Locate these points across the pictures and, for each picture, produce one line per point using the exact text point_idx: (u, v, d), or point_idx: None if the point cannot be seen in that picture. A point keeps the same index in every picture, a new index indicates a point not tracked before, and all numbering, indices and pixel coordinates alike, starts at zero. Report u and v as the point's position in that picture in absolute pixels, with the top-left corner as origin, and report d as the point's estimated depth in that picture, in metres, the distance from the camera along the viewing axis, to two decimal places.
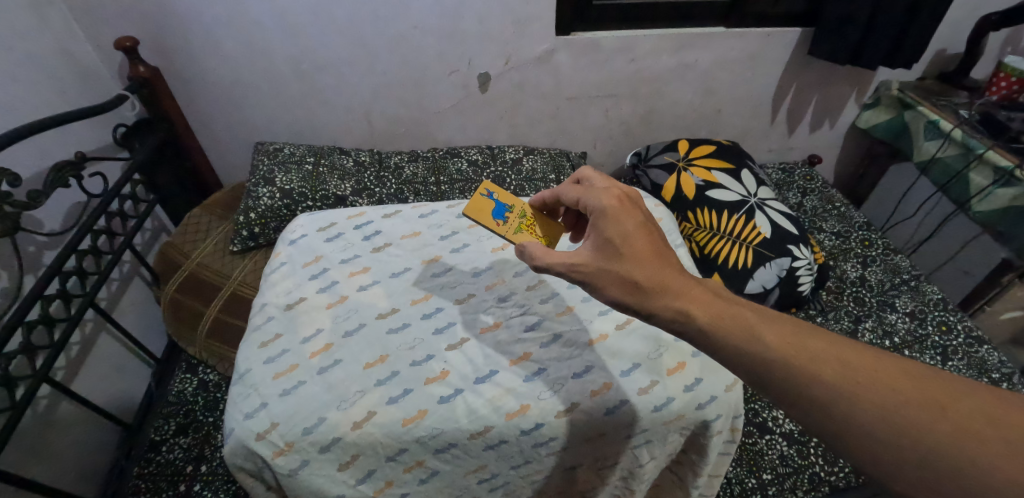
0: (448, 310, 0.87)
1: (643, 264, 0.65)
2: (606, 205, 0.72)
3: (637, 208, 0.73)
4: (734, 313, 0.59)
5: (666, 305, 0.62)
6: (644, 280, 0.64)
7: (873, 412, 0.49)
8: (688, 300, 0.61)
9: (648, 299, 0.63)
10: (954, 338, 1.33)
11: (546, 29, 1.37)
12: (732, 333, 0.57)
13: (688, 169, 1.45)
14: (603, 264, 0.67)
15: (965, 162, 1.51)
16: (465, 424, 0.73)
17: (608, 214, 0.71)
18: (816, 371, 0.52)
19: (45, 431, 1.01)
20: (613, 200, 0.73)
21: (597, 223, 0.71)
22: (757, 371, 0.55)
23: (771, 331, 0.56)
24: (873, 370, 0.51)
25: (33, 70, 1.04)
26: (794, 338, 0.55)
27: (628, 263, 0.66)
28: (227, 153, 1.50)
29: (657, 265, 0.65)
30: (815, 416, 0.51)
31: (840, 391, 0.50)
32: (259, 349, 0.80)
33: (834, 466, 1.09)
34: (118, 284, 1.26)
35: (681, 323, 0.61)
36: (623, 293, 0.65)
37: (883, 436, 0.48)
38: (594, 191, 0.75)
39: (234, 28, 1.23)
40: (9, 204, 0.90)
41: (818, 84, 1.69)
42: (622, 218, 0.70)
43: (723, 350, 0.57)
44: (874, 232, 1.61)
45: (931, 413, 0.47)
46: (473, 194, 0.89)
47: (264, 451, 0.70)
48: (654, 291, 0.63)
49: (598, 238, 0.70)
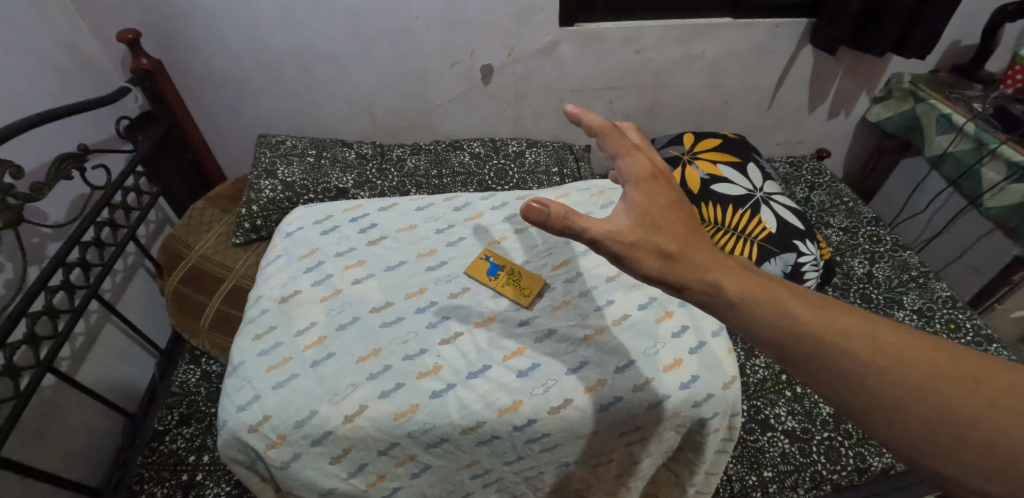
0: (442, 304, 0.86)
1: (676, 238, 0.63)
2: (639, 174, 0.66)
3: (669, 184, 0.67)
4: (764, 290, 0.58)
5: (693, 277, 0.61)
6: (677, 251, 0.62)
7: (902, 388, 0.49)
8: (718, 274, 0.60)
9: (681, 273, 0.61)
10: (963, 336, 1.31)
11: (549, 21, 1.35)
12: (762, 306, 0.57)
13: (693, 162, 1.43)
14: (646, 236, 0.62)
15: (977, 157, 1.49)
16: (457, 420, 0.73)
17: (644, 186, 0.65)
18: (845, 345, 0.52)
19: (51, 420, 1.03)
20: (648, 172, 0.66)
21: (629, 192, 0.65)
22: (785, 344, 0.54)
23: (800, 306, 0.56)
24: (907, 347, 0.50)
25: (38, 63, 1.05)
26: (826, 315, 0.54)
27: (666, 236, 0.63)
28: (231, 144, 1.50)
29: (691, 238, 0.63)
30: (843, 394, 0.51)
31: (869, 366, 0.50)
32: (253, 341, 0.81)
33: (837, 464, 1.08)
34: (123, 275, 1.28)
35: (712, 298, 0.60)
36: (657, 268, 0.61)
37: (912, 413, 0.48)
38: (634, 154, 0.67)
39: (236, 20, 1.22)
40: (13, 196, 0.90)
41: (828, 77, 1.65)
42: (658, 193, 0.65)
43: (750, 324, 0.57)
44: (883, 228, 1.58)
45: (965, 388, 0.47)
46: (474, 254, 0.95)
47: (257, 443, 0.70)
48: (687, 264, 0.61)
49: (633, 207, 0.64)
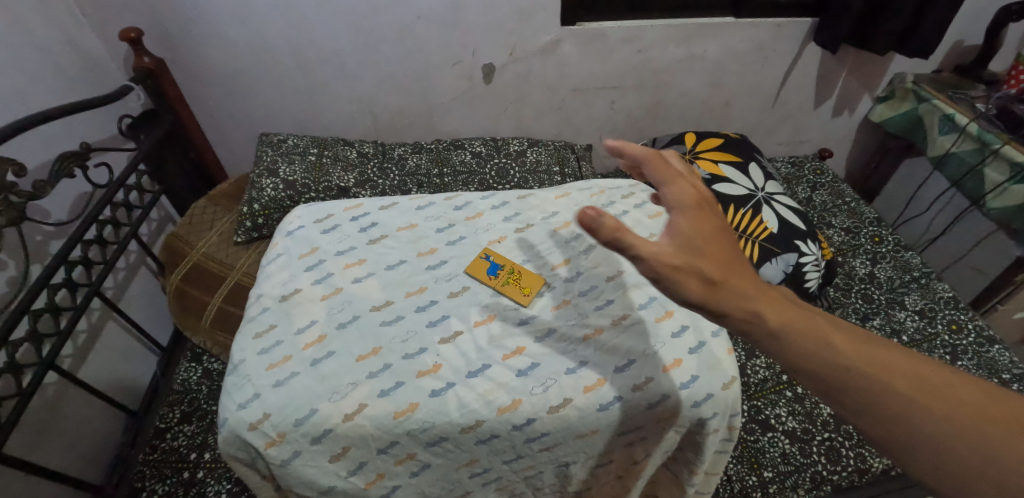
0: (442, 303, 0.86)
1: (720, 265, 0.59)
2: (684, 200, 0.61)
3: (714, 213, 0.63)
4: (804, 320, 0.56)
5: (734, 305, 0.57)
6: (719, 277, 0.58)
7: (945, 429, 0.49)
8: (760, 301, 0.57)
9: (724, 301, 0.57)
10: (964, 337, 1.30)
11: (551, 20, 1.35)
12: (804, 338, 0.55)
13: (694, 161, 1.42)
14: (690, 261, 0.58)
15: (980, 158, 1.48)
16: (456, 418, 0.73)
17: (688, 211, 0.61)
18: (889, 383, 0.52)
19: (53, 417, 1.03)
20: (694, 199, 0.62)
21: (674, 219, 0.61)
22: (827, 379, 0.53)
23: (841, 339, 0.54)
24: (948, 387, 0.51)
25: (41, 62, 1.05)
26: (864, 349, 0.54)
27: (708, 261, 0.59)
28: (233, 143, 1.50)
29: (733, 264, 0.60)
30: (886, 433, 0.51)
31: (912, 405, 0.50)
32: (253, 340, 0.81)
33: (837, 465, 1.08)
34: (125, 273, 1.28)
35: (752, 327, 0.56)
36: (698, 293, 0.57)
37: (953, 453, 0.49)
38: (681, 179, 0.62)
39: (237, 19, 1.22)
40: (16, 194, 0.90)
41: (831, 77, 1.65)
42: (701, 219, 0.61)
43: (791, 356, 0.55)
44: (885, 228, 1.58)
45: (1005, 432, 0.48)
46: (473, 253, 0.95)
47: (257, 441, 0.70)
48: (730, 291, 0.58)
49: (677, 233, 0.60)
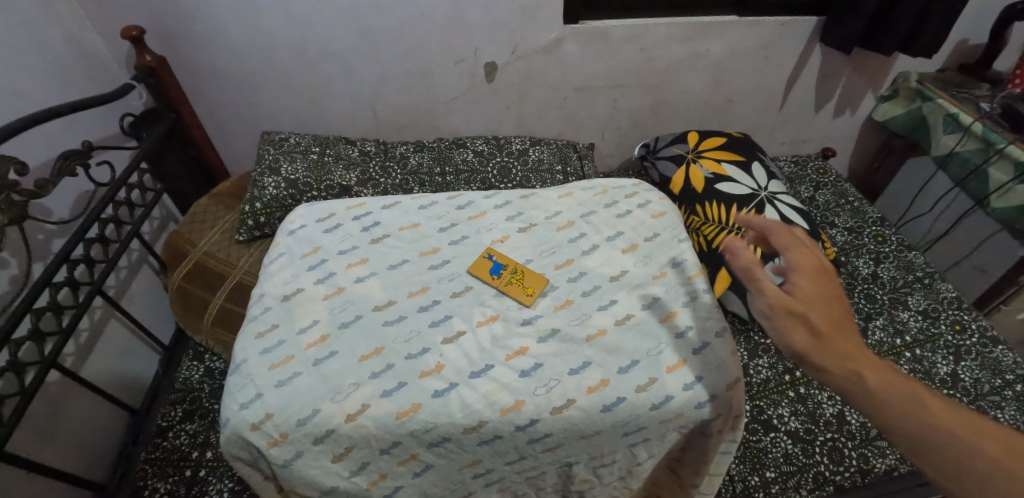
0: (445, 303, 0.86)
1: (832, 323, 0.60)
2: (806, 263, 0.64)
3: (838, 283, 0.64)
4: (913, 390, 0.55)
5: (839, 363, 0.57)
6: (831, 335, 0.59)
7: None
8: (865, 362, 0.57)
9: (829, 356, 0.58)
10: (968, 338, 1.30)
11: (554, 18, 1.34)
12: (909, 405, 0.54)
13: (697, 160, 1.42)
14: (806, 311, 0.61)
15: (985, 157, 1.48)
16: (459, 419, 0.73)
17: (807, 271, 0.63)
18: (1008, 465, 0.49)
19: (56, 415, 1.03)
20: (816, 264, 0.64)
21: (794, 277, 0.63)
22: (932, 453, 0.51)
23: (950, 414, 0.53)
24: None
25: (44, 60, 1.05)
26: (981, 428, 0.51)
27: (820, 318, 0.60)
28: (234, 141, 1.50)
29: (845, 328, 0.60)
30: None
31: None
32: (256, 340, 0.81)
33: (840, 466, 1.08)
34: (127, 271, 1.28)
35: (854, 386, 0.56)
36: (804, 344, 0.59)
37: None
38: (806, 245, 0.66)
39: (239, 17, 1.22)
40: (18, 193, 0.90)
41: (835, 75, 1.64)
42: (820, 280, 0.63)
43: (893, 420, 0.54)
44: (888, 228, 1.57)
45: None
46: (476, 253, 0.94)
47: (260, 442, 0.70)
48: (837, 348, 0.58)
49: (796, 288, 0.62)
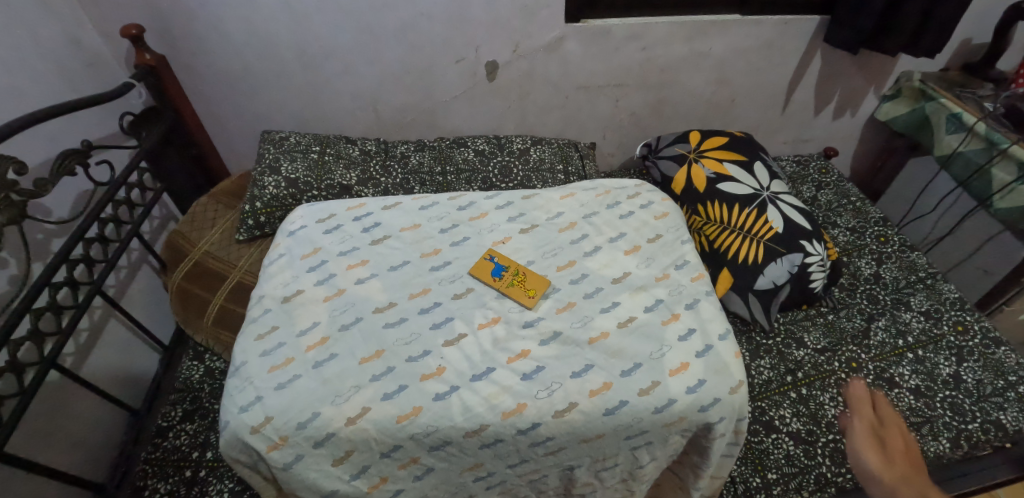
0: (446, 305, 0.86)
1: (908, 458, 0.78)
2: (890, 416, 0.85)
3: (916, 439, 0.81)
4: None
5: (906, 483, 0.72)
6: (900, 461, 0.77)
7: None
8: (923, 484, 0.72)
9: (897, 472, 0.74)
10: (971, 339, 1.29)
11: (556, 17, 1.34)
12: None
13: (699, 160, 1.41)
14: (881, 440, 0.81)
15: (988, 157, 1.47)
16: (460, 422, 0.72)
17: (888, 423, 0.84)
18: None
19: (56, 416, 1.03)
20: (897, 420, 0.84)
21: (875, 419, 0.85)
22: None
23: None
24: None
25: (43, 59, 1.04)
26: None
27: (892, 449, 0.79)
28: (234, 140, 1.49)
29: (919, 469, 0.75)
30: None
31: None
32: (256, 342, 0.80)
33: (842, 467, 1.08)
34: (127, 271, 1.28)
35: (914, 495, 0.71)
36: (875, 463, 0.77)
37: None
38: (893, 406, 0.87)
39: (239, 15, 1.21)
40: (16, 192, 0.89)
41: (837, 75, 1.63)
42: (898, 431, 0.83)
43: None
44: (891, 228, 1.56)
45: None
46: (477, 255, 0.94)
47: (259, 445, 0.70)
48: (905, 473, 0.74)
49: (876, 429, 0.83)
